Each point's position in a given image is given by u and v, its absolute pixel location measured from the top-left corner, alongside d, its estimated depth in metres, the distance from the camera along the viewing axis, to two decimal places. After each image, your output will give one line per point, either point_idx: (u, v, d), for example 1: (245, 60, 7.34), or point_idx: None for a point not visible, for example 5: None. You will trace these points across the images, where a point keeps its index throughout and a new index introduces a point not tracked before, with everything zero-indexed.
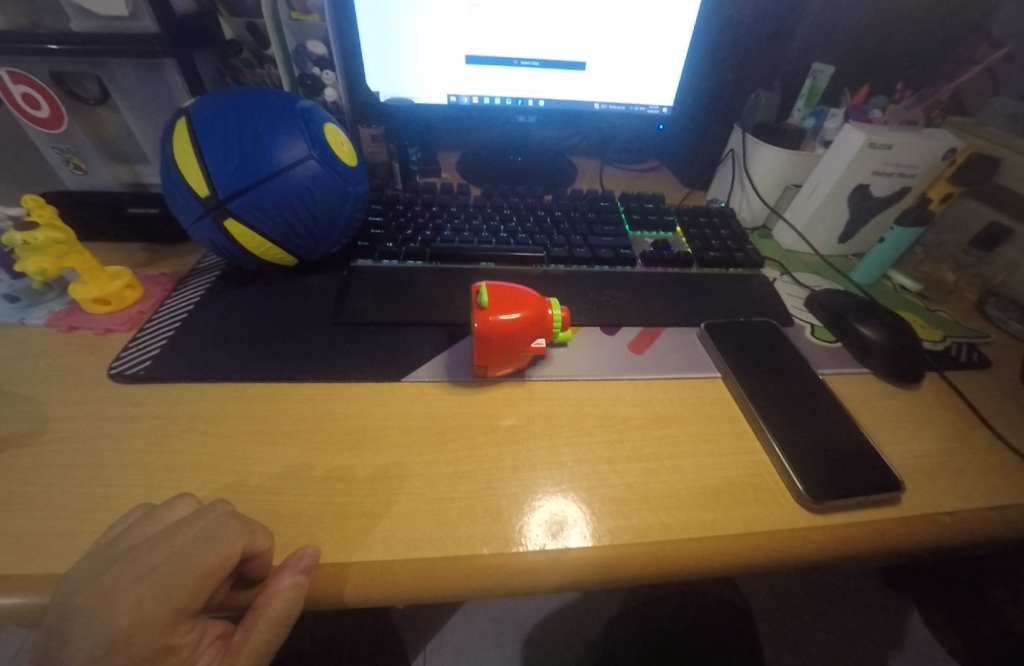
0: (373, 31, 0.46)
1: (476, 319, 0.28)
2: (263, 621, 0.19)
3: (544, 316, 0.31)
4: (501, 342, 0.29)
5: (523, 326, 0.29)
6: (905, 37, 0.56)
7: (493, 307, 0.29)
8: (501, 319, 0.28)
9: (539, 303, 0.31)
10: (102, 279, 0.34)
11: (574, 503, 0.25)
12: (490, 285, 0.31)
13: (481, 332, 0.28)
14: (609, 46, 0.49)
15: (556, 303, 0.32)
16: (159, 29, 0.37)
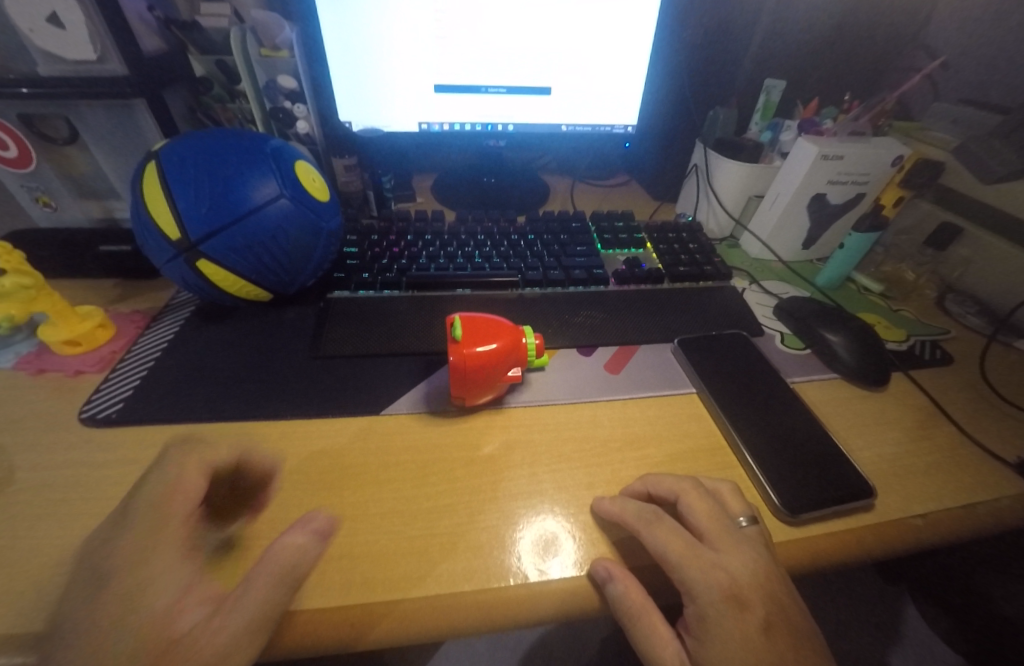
0: (343, 65, 0.48)
1: (453, 353, 0.29)
2: (262, 582, 0.20)
3: (520, 346, 0.31)
4: (479, 374, 0.30)
5: (501, 357, 0.30)
6: (851, 53, 0.60)
7: (469, 341, 0.29)
8: (476, 351, 0.29)
9: (514, 332, 0.31)
10: (73, 320, 0.33)
11: (569, 535, 0.25)
12: (463, 318, 0.31)
13: (460, 366, 0.29)
14: (572, 72, 0.51)
15: (530, 330, 0.33)
16: (128, 70, 0.37)
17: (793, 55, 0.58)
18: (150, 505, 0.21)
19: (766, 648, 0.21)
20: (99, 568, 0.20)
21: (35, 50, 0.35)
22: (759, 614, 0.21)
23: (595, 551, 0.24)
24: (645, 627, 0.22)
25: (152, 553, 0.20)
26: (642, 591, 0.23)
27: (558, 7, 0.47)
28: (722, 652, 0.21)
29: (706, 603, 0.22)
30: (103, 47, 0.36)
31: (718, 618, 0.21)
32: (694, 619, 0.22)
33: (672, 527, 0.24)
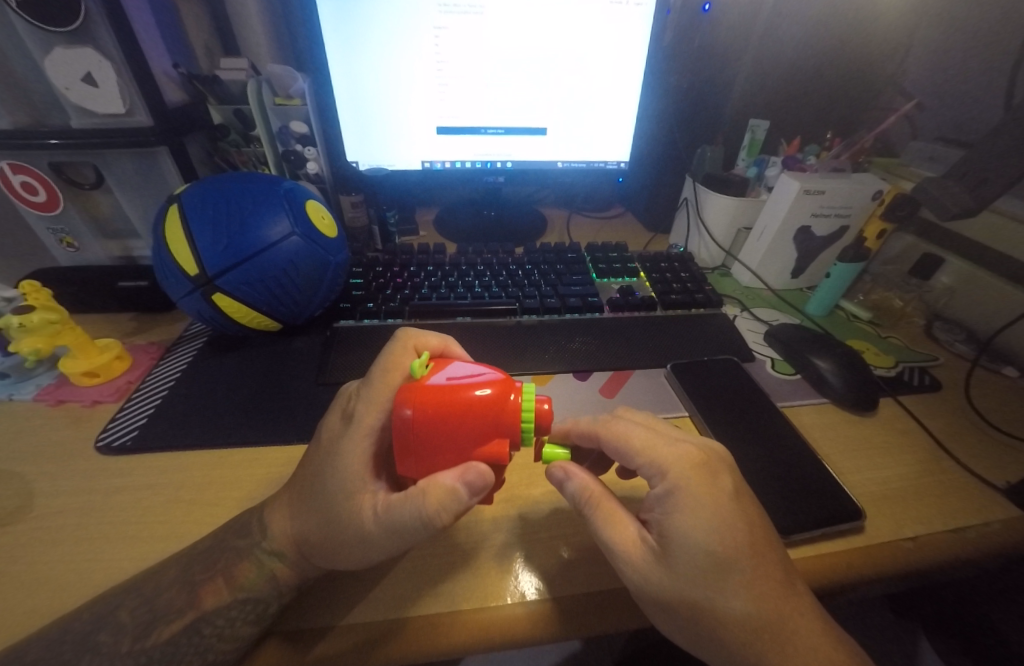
0: (353, 111, 0.51)
1: (402, 394, 0.23)
2: (414, 495, 0.23)
3: (507, 406, 0.23)
4: (431, 430, 0.23)
5: (470, 413, 0.23)
6: (831, 93, 0.63)
7: (430, 383, 0.23)
8: (429, 404, 0.23)
9: (502, 385, 0.24)
10: (92, 352, 0.35)
11: (561, 551, 0.26)
12: (447, 362, 0.25)
13: (404, 412, 0.22)
14: (565, 115, 0.55)
15: (533, 389, 0.24)
16: (153, 121, 0.41)
17: (774, 96, 0.62)
18: (387, 377, 0.26)
19: (735, 511, 0.22)
20: (345, 413, 0.27)
21: (68, 105, 0.39)
22: (728, 483, 0.23)
23: (592, 566, 0.25)
24: (602, 511, 0.24)
25: (371, 417, 0.25)
26: (600, 486, 0.25)
27: (553, 64, 0.51)
28: (689, 521, 0.22)
29: (678, 474, 0.23)
30: (132, 101, 0.39)
31: (687, 489, 0.23)
32: (662, 497, 0.23)
33: (626, 424, 0.26)
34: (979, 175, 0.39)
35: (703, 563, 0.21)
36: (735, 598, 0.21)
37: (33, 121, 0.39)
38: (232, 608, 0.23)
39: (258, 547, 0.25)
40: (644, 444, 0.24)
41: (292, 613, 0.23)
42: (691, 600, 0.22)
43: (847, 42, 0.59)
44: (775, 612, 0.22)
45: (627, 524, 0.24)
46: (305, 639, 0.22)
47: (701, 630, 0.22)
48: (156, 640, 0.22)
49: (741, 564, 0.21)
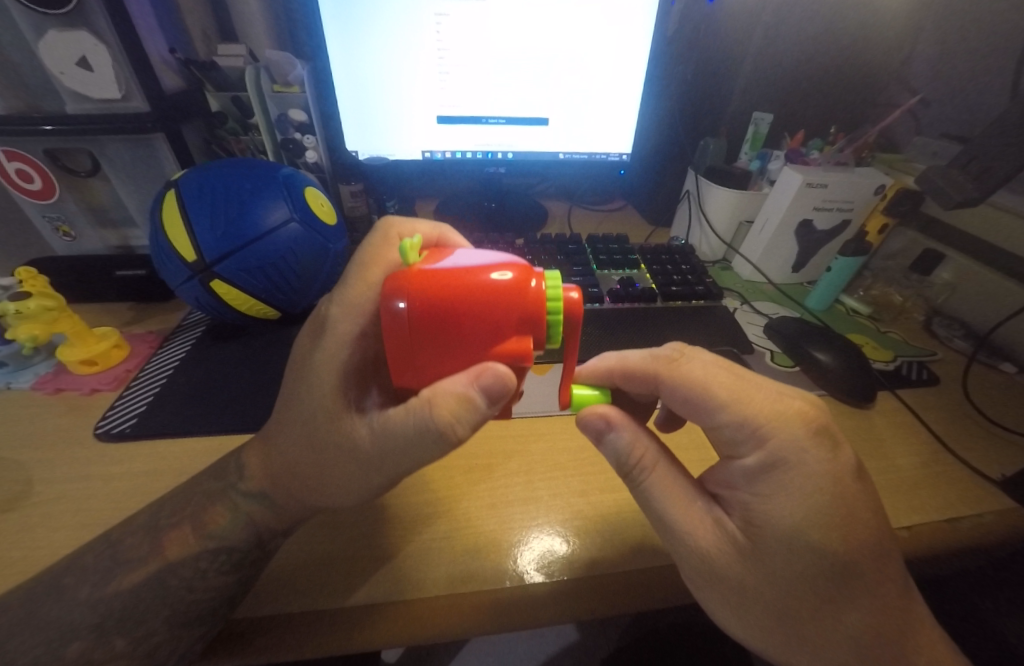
0: (352, 100, 0.51)
1: (398, 284, 0.20)
2: (416, 408, 0.22)
3: (529, 294, 0.20)
4: (438, 324, 0.20)
5: (485, 301, 0.20)
6: (836, 86, 0.63)
7: (433, 271, 0.21)
8: (436, 292, 0.20)
9: (522, 270, 0.21)
10: (90, 340, 0.35)
11: (553, 535, 0.26)
12: (445, 254, 0.23)
13: (399, 307, 0.20)
14: (567, 106, 0.55)
15: (555, 275, 0.21)
16: (150, 107, 0.40)
17: (778, 89, 0.61)
18: (365, 275, 0.27)
19: (857, 490, 0.21)
20: (313, 325, 0.27)
21: (63, 90, 0.38)
22: (849, 460, 0.22)
23: (589, 555, 0.25)
24: (656, 478, 0.24)
25: (349, 327, 0.25)
26: (652, 447, 0.24)
27: (555, 57, 0.51)
28: (791, 504, 0.21)
29: (781, 445, 0.22)
30: (128, 87, 0.39)
31: (799, 463, 0.21)
32: (756, 472, 0.22)
33: (723, 368, 0.24)
34: (981, 165, 0.39)
35: (825, 570, 0.21)
36: (853, 590, 0.21)
37: (27, 106, 0.39)
38: (202, 558, 0.24)
39: (232, 489, 0.26)
40: (732, 395, 0.23)
41: (265, 592, 0.23)
42: (801, 598, 0.21)
43: (853, 34, 0.58)
44: (897, 623, 0.22)
45: (689, 503, 0.24)
46: (265, 627, 0.22)
47: (801, 635, 0.22)
48: (115, 589, 0.22)
49: (867, 570, 0.21)
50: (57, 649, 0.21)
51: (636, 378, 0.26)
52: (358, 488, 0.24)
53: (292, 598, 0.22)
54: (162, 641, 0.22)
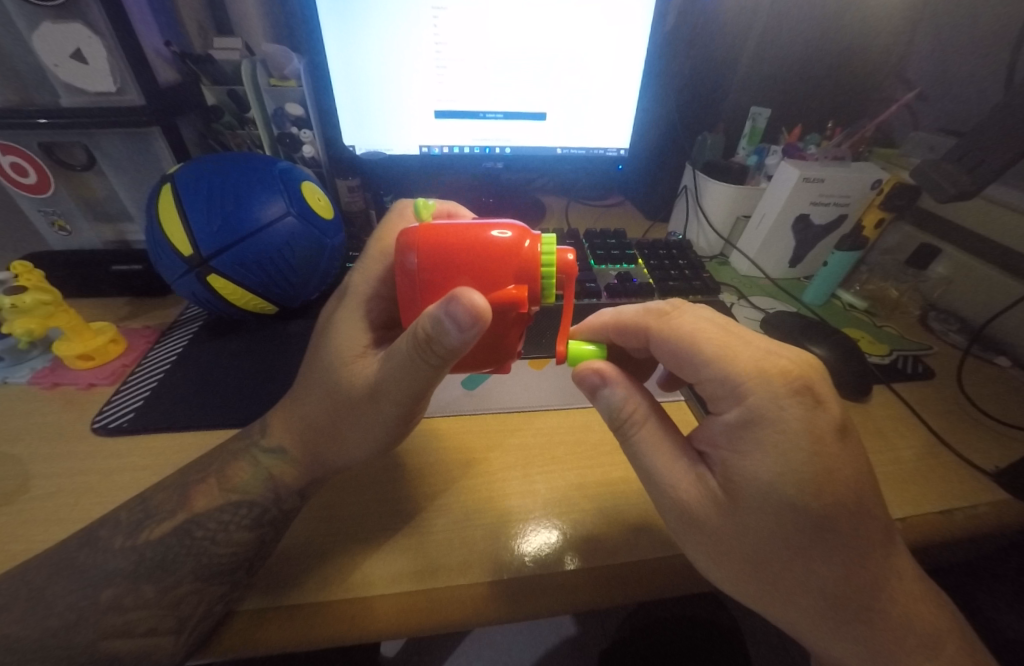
0: (349, 94, 0.51)
1: (408, 240, 0.23)
2: (405, 337, 0.23)
3: (523, 253, 0.23)
4: (442, 273, 0.23)
5: (484, 254, 0.22)
6: (834, 82, 0.63)
7: (438, 229, 0.23)
8: (440, 245, 0.23)
9: (519, 232, 0.23)
10: (87, 335, 0.35)
11: (547, 528, 0.26)
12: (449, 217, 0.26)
13: (408, 260, 0.23)
14: (565, 100, 0.54)
15: (552, 238, 0.23)
16: (145, 101, 0.40)
17: (776, 83, 0.61)
18: (379, 245, 0.32)
19: (838, 452, 0.20)
20: (340, 292, 0.32)
21: (57, 83, 0.38)
22: (832, 418, 0.21)
23: (587, 547, 0.25)
24: (645, 432, 0.25)
25: (365, 288, 0.30)
26: (643, 403, 0.25)
27: (552, 52, 0.51)
28: (763, 460, 0.21)
29: (758, 400, 0.21)
30: (123, 80, 0.39)
31: (772, 420, 0.21)
32: (733, 427, 0.22)
33: (718, 327, 0.24)
34: (977, 157, 0.39)
35: (798, 527, 0.20)
36: (830, 555, 0.21)
37: (22, 100, 0.39)
38: (225, 511, 0.25)
39: (255, 446, 0.28)
40: (718, 350, 0.23)
41: (266, 585, 0.23)
42: (775, 556, 0.21)
43: (851, 30, 0.58)
44: (873, 578, 0.21)
45: (674, 456, 0.24)
46: (265, 618, 0.22)
47: (779, 584, 0.22)
48: (149, 537, 0.24)
49: (843, 525, 0.20)
50: (91, 594, 0.22)
51: (629, 331, 0.27)
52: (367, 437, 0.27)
53: (291, 592, 0.22)
54: (186, 592, 0.22)
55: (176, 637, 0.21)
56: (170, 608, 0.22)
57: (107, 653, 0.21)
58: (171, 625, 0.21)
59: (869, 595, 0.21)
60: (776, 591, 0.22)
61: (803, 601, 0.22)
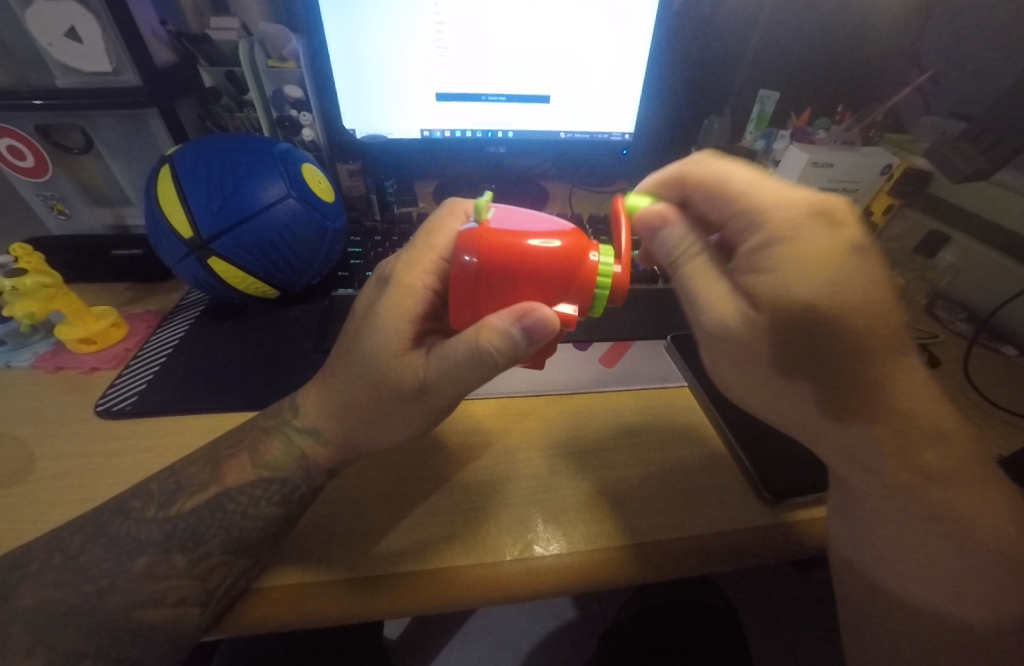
0: (348, 75, 0.50)
1: (473, 243, 0.23)
2: (459, 341, 0.24)
3: (580, 270, 0.24)
4: (500, 280, 0.23)
5: (542, 268, 0.23)
6: (847, 65, 0.61)
7: (499, 233, 0.23)
8: (506, 253, 0.23)
9: (579, 246, 0.24)
10: (88, 319, 0.35)
11: (548, 513, 0.26)
12: (512, 216, 0.25)
13: (466, 260, 0.23)
14: (569, 82, 0.53)
15: (611, 254, 0.25)
16: (142, 81, 0.39)
17: (786, 67, 0.60)
18: (428, 234, 0.29)
19: (855, 261, 0.22)
20: (380, 280, 0.29)
21: (53, 64, 0.37)
22: (853, 237, 0.22)
23: (587, 529, 0.25)
24: (692, 266, 0.25)
25: (416, 279, 0.27)
26: (692, 238, 0.26)
27: (557, 22, 0.49)
28: (787, 260, 0.22)
29: (776, 218, 0.23)
30: (119, 60, 0.38)
31: (791, 230, 0.23)
32: (759, 241, 0.23)
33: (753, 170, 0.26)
34: (993, 137, 0.38)
35: (822, 315, 0.21)
36: (855, 352, 0.21)
37: (17, 81, 0.38)
38: (257, 487, 0.25)
39: (287, 425, 0.27)
40: (745, 184, 0.25)
41: (271, 564, 0.23)
42: (797, 356, 0.21)
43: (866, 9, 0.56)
44: (890, 390, 0.22)
45: (711, 280, 0.24)
46: (270, 594, 0.22)
47: (797, 401, 0.23)
48: (180, 510, 0.24)
49: (862, 323, 0.21)
50: (125, 563, 0.22)
51: (671, 184, 0.29)
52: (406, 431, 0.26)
53: (296, 571, 0.23)
54: (216, 564, 0.22)
55: (202, 609, 0.21)
56: (200, 579, 0.22)
57: (138, 622, 0.21)
58: (200, 596, 0.22)
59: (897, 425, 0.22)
60: (800, 397, 0.22)
61: (828, 417, 0.22)
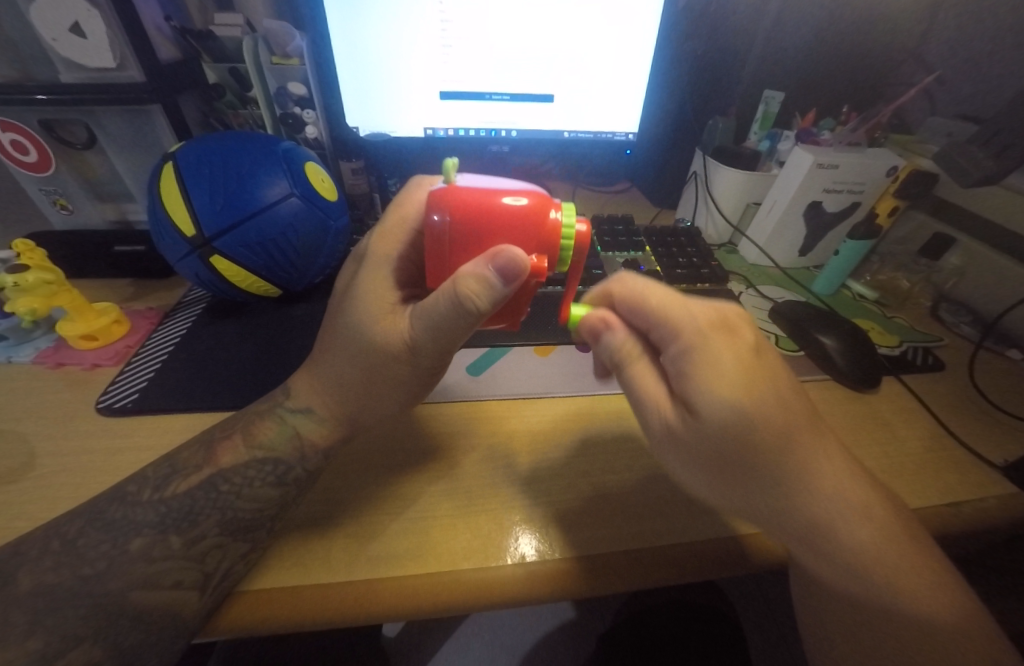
0: (351, 73, 0.49)
1: (438, 200, 0.22)
2: (436, 293, 0.23)
3: (545, 223, 0.23)
4: (469, 236, 0.23)
5: (506, 219, 0.22)
6: (853, 65, 0.61)
7: (463, 190, 0.23)
8: (470, 206, 0.22)
9: (542, 201, 0.23)
10: (90, 315, 0.35)
11: (549, 515, 0.26)
12: (474, 178, 0.25)
13: (435, 219, 0.23)
14: (574, 81, 0.53)
15: (575, 210, 0.23)
16: (145, 77, 0.39)
17: (791, 67, 0.59)
18: (397, 202, 0.29)
19: (756, 365, 0.23)
20: (358, 258, 0.30)
21: (57, 58, 0.37)
22: (747, 341, 0.23)
23: (589, 533, 0.25)
24: (634, 370, 0.25)
25: (389, 248, 0.27)
26: (633, 341, 0.25)
27: (562, 20, 0.48)
28: (708, 374, 0.22)
29: (692, 330, 0.23)
30: (123, 55, 0.38)
31: (705, 343, 0.22)
32: (680, 355, 0.23)
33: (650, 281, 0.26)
34: (1002, 140, 0.38)
35: (742, 433, 0.21)
36: (776, 464, 0.22)
37: (20, 75, 0.38)
38: (250, 468, 0.26)
39: (281, 406, 0.28)
40: (656, 298, 0.24)
41: (272, 564, 0.23)
42: (729, 469, 0.22)
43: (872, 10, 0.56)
44: (809, 489, 0.22)
45: (655, 386, 0.24)
46: (271, 598, 0.22)
47: (746, 508, 0.23)
48: (175, 490, 0.24)
49: (772, 435, 0.22)
50: (121, 544, 0.22)
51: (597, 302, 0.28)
52: (396, 399, 0.28)
53: (296, 573, 0.22)
54: (211, 546, 0.23)
55: (200, 594, 0.21)
56: (196, 561, 0.22)
57: (136, 611, 0.21)
58: (197, 578, 0.22)
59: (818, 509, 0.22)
60: (745, 507, 0.23)
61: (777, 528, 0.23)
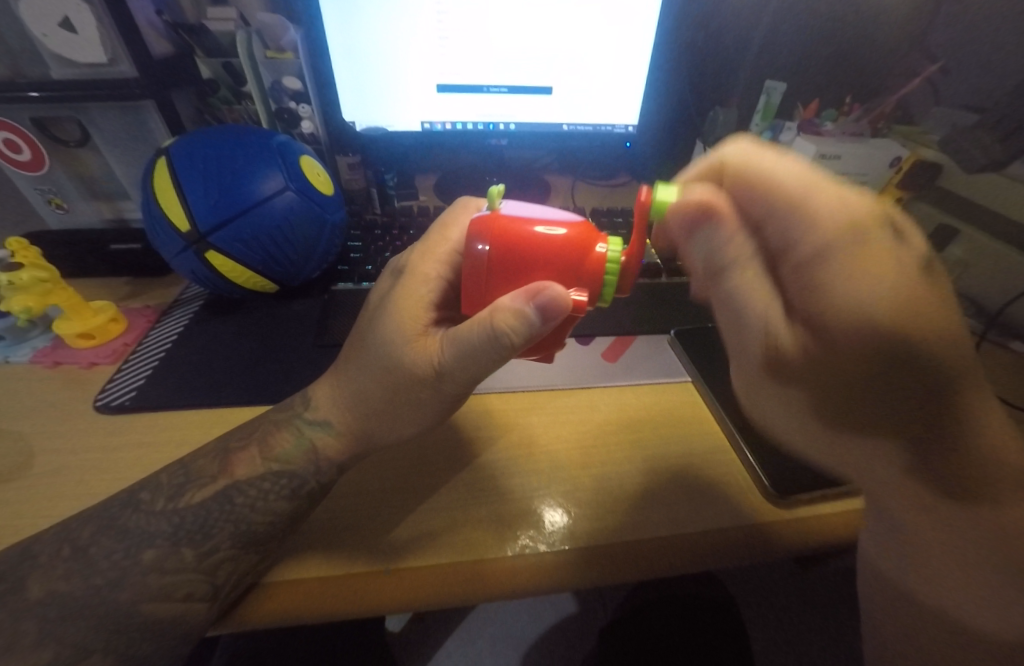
0: (348, 66, 0.49)
1: (484, 231, 0.23)
2: (473, 321, 0.23)
3: (590, 258, 0.23)
4: (514, 267, 0.23)
5: (553, 255, 0.23)
6: (856, 54, 0.60)
7: (509, 222, 0.23)
8: (516, 239, 0.23)
9: (587, 234, 0.24)
10: (86, 314, 0.35)
11: (555, 511, 0.26)
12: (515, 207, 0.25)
13: (478, 249, 0.23)
14: (572, 73, 0.52)
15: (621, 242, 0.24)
16: (137, 73, 0.38)
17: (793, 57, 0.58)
18: (441, 229, 0.30)
19: (919, 281, 0.20)
20: (394, 274, 0.30)
21: (48, 55, 0.37)
22: (916, 250, 0.20)
23: (588, 526, 0.25)
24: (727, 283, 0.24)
25: (429, 271, 0.28)
26: (748, 244, 0.23)
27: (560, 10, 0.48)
28: (851, 282, 0.20)
29: (829, 230, 0.21)
30: (115, 50, 0.37)
31: (844, 245, 0.20)
32: (810, 259, 0.21)
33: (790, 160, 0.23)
34: None
35: (886, 349, 0.19)
36: (916, 387, 0.20)
37: (12, 72, 0.37)
38: (267, 480, 0.25)
39: (299, 417, 0.27)
40: (795, 186, 0.22)
41: (277, 564, 0.23)
42: (857, 381, 0.20)
43: None
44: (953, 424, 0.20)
45: (770, 298, 0.22)
46: (274, 594, 0.22)
47: (849, 440, 0.22)
48: (189, 501, 0.24)
49: (930, 352, 0.19)
50: (127, 549, 0.22)
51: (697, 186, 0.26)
52: (419, 423, 0.27)
53: (298, 568, 0.22)
54: (224, 559, 0.22)
55: (210, 603, 0.21)
56: (196, 565, 0.22)
57: (137, 613, 0.21)
58: (207, 591, 0.21)
59: (932, 445, 0.20)
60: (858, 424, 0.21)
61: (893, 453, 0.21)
